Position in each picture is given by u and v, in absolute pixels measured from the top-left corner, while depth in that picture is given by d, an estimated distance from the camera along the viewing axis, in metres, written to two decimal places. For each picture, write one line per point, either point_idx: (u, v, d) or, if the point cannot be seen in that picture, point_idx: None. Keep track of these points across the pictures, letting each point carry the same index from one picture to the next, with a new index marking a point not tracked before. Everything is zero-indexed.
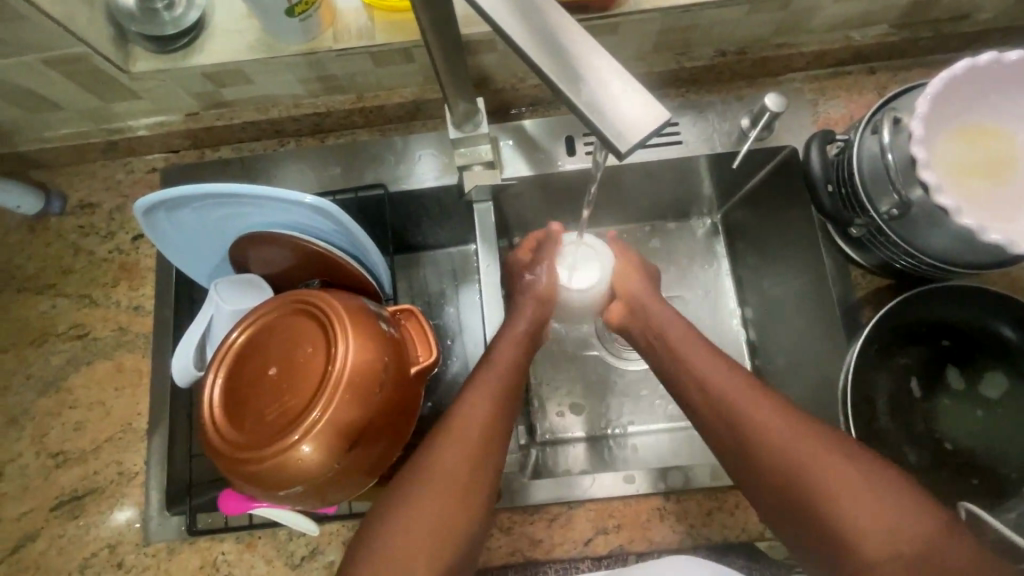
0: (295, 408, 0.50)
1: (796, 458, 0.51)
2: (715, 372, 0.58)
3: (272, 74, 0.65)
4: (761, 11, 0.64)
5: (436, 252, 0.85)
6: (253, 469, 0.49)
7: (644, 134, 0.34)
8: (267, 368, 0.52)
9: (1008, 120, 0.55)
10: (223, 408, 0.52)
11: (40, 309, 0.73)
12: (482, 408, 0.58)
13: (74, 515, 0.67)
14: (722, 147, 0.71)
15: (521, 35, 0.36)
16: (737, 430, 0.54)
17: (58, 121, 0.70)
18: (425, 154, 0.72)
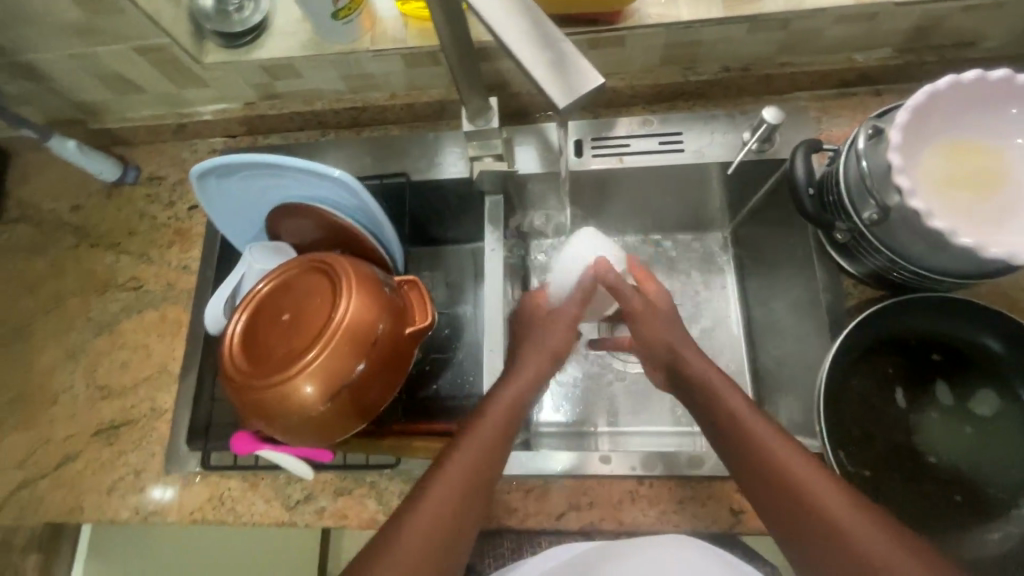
0: (298, 354, 0.56)
1: (812, 488, 0.52)
2: (721, 388, 0.61)
3: (317, 71, 0.75)
4: (763, 30, 0.68)
5: (453, 248, 0.92)
6: (258, 396, 0.56)
7: (581, 95, 0.40)
8: (281, 316, 0.60)
9: (991, 133, 0.56)
10: (239, 343, 0.60)
11: (105, 263, 0.84)
12: (472, 454, 0.57)
13: (110, 441, 0.75)
14: (720, 156, 0.75)
15: (494, 14, 0.42)
16: (743, 449, 0.57)
17: (139, 103, 0.82)
18: (451, 150, 0.79)
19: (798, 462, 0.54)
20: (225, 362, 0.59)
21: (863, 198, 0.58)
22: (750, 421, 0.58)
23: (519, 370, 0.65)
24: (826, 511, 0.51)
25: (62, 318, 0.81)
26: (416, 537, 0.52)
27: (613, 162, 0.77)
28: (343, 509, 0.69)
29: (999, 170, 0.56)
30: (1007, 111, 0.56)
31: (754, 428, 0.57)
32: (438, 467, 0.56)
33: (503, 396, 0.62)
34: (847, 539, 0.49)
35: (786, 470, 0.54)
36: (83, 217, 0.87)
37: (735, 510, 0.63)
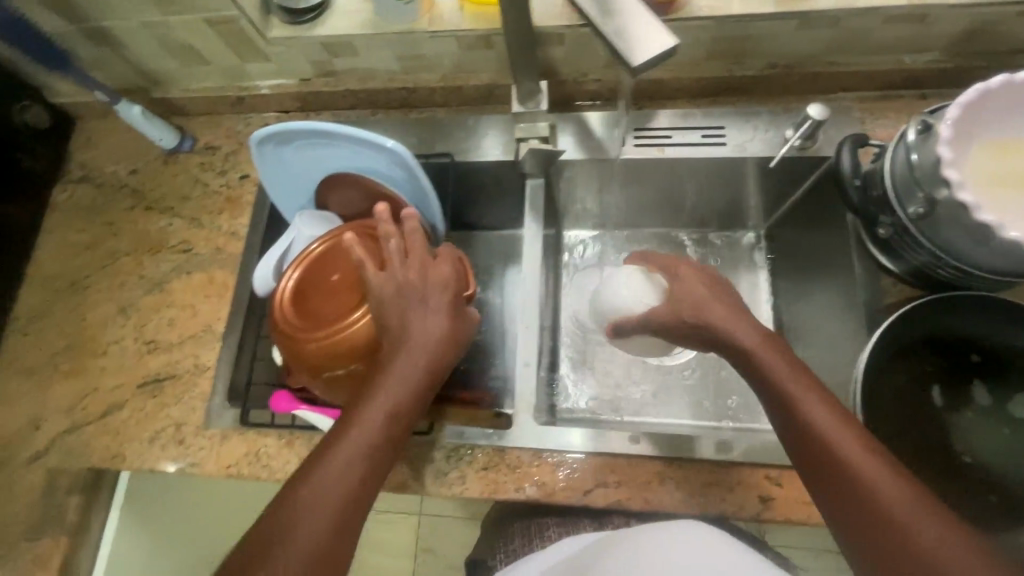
0: (348, 311, 0.60)
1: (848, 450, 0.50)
2: (792, 384, 0.55)
3: (374, 49, 0.78)
4: (813, 27, 0.69)
5: (487, 234, 0.94)
6: (305, 347, 0.59)
7: (652, 56, 0.49)
8: (335, 279, 0.63)
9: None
10: (290, 297, 0.62)
11: (159, 225, 0.88)
12: (377, 414, 0.53)
13: (154, 393, 0.78)
14: (762, 151, 0.77)
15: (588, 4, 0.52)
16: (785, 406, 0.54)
17: (201, 75, 0.86)
18: (492, 134, 0.82)
19: (872, 467, 0.49)
20: (274, 313, 0.62)
21: (911, 192, 0.58)
22: (793, 386, 0.55)
23: (424, 325, 0.56)
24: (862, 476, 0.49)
25: (116, 275, 0.86)
26: (317, 496, 0.49)
27: (655, 152, 0.78)
28: None
29: None
30: None
31: (825, 427, 0.52)
32: (348, 427, 0.52)
33: (406, 355, 0.55)
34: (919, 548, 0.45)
35: (858, 475, 0.49)
36: (140, 181, 0.91)
37: (763, 498, 0.63)
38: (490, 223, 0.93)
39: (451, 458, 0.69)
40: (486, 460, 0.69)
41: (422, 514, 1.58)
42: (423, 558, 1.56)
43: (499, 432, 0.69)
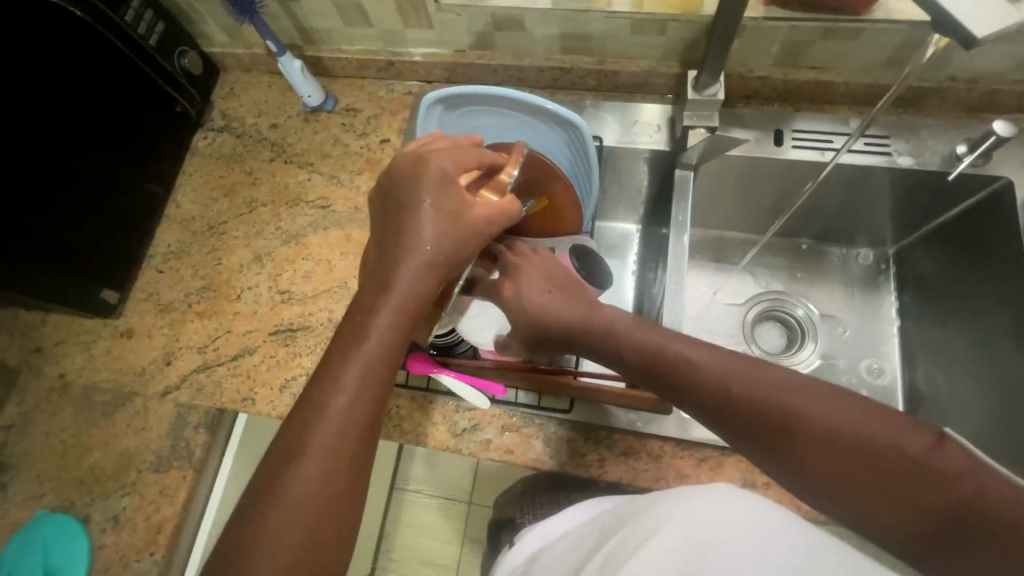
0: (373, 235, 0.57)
1: (807, 413, 0.47)
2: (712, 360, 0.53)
3: (543, 26, 0.78)
4: (1012, 42, 0.67)
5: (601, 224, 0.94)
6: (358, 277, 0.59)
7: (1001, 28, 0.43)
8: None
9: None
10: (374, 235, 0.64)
11: (297, 179, 0.89)
12: (376, 334, 0.49)
13: (286, 342, 0.79)
14: (929, 166, 0.75)
15: None
16: (718, 402, 0.51)
17: (358, 37, 0.87)
18: (606, 119, 0.83)
19: (816, 404, 0.47)
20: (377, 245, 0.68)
21: None
22: (705, 372, 0.52)
23: (412, 236, 0.51)
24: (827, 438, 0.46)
25: (253, 223, 0.87)
26: (315, 456, 0.45)
27: (814, 156, 0.77)
28: (509, 445, 0.70)
29: None
30: None
31: (751, 390, 0.50)
32: (325, 381, 0.48)
33: (404, 268, 0.51)
34: (881, 472, 0.44)
35: (803, 420, 0.47)
36: (280, 135, 0.92)
37: None
38: (611, 214, 0.92)
39: (591, 440, 0.69)
40: (626, 446, 0.68)
41: (471, 503, 1.57)
42: (469, 546, 1.54)
43: (644, 419, 0.69)
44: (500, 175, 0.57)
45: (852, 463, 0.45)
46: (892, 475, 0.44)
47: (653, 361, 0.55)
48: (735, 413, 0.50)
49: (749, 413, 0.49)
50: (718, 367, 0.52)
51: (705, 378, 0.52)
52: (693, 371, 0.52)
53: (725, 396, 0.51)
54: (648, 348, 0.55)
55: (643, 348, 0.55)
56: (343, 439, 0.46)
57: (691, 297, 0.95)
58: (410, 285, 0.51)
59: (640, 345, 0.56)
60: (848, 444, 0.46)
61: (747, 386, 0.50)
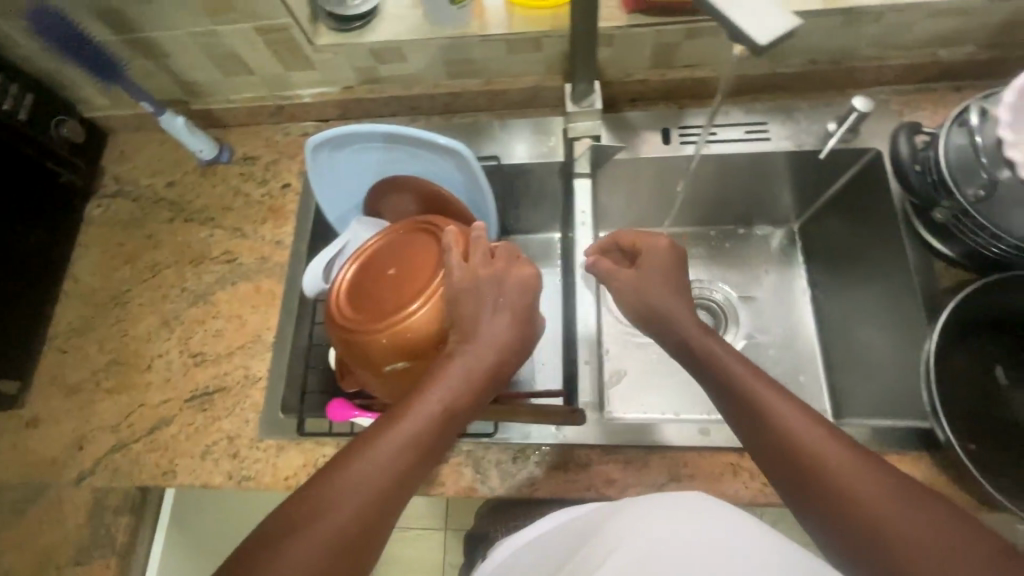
0: (405, 303, 0.60)
1: (832, 456, 0.49)
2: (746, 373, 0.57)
3: (422, 55, 0.78)
4: (855, 24, 0.71)
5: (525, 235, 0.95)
6: (369, 339, 0.59)
7: (780, 35, 0.50)
8: (387, 270, 0.63)
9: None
10: (345, 293, 0.63)
11: (200, 236, 0.86)
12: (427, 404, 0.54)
13: (203, 407, 0.77)
14: (808, 144, 0.79)
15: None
16: (758, 420, 0.54)
17: (243, 85, 0.86)
18: (515, 139, 0.83)
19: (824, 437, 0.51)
20: (329, 303, 0.63)
21: (970, 175, 0.60)
22: (757, 388, 0.55)
23: (485, 326, 0.57)
24: (846, 480, 0.48)
25: (158, 288, 0.84)
26: (339, 521, 0.47)
27: (699, 148, 0.80)
28: (440, 477, 0.69)
29: None
30: None
31: (792, 414, 0.53)
32: (370, 445, 0.51)
33: (468, 350, 0.57)
34: (866, 508, 0.46)
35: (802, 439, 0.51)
36: (178, 193, 0.90)
37: None
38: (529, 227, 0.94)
39: (520, 459, 0.69)
40: (554, 460, 0.68)
41: (447, 528, 1.54)
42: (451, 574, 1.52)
43: (570, 430, 0.69)
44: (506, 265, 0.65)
45: (844, 495, 0.47)
46: (880, 514, 0.46)
47: (715, 376, 0.59)
48: (771, 435, 0.53)
49: (783, 433, 0.52)
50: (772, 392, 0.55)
51: (757, 393, 0.55)
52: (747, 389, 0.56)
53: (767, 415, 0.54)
54: (714, 365, 0.59)
55: (710, 364, 0.59)
56: (368, 510, 0.49)
57: None
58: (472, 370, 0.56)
59: (708, 359, 0.60)
60: (841, 470, 0.48)
61: (795, 415, 0.53)
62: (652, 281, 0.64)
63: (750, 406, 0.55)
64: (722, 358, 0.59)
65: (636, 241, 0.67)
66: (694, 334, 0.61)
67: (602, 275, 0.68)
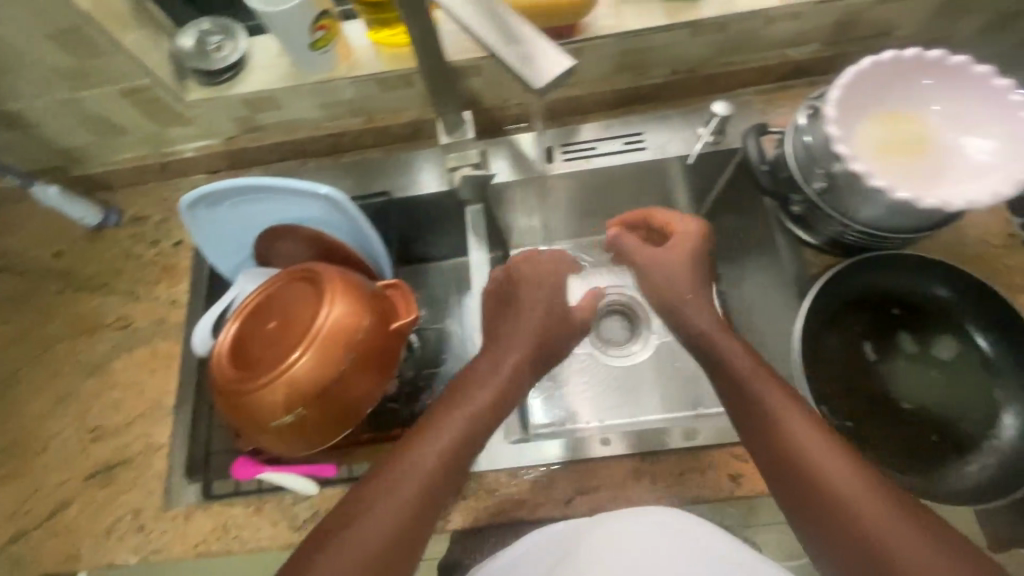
0: (285, 354, 0.58)
1: (832, 467, 0.51)
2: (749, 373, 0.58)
3: (297, 101, 0.79)
4: (703, 35, 0.75)
5: (441, 263, 0.97)
6: (252, 397, 0.57)
7: (554, 74, 0.45)
8: (268, 323, 0.61)
9: (992, 115, 0.60)
10: (229, 353, 0.61)
11: (92, 305, 0.84)
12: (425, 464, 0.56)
13: (105, 482, 0.74)
14: (678, 150, 0.81)
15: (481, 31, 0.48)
16: (757, 425, 0.56)
17: (121, 146, 0.84)
18: (425, 168, 0.84)
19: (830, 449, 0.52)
20: (212, 368, 0.61)
21: (812, 171, 0.64)
22: (767, 393, 0.56)
23: (505, 366, 0.63)
24: (840, 489, 0.50)
25: (51, 363, 0.81)
26: None
27: (581, 164, 0.82)
28: None
29: (937, 137, 0.62)
30: (960, 89, 0.62)
31: (806, 424, 0.54)
32: (379, 503, 0.54)
33: (473, 390, 0.61)
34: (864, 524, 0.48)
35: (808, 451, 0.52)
36: (67, 262, 0.87)
37: (734, 476, 0.66)
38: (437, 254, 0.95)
39: None
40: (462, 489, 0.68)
41: None
42: None
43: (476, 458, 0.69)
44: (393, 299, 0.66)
45: (844, 503, 0.50)
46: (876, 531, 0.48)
47: (726, 380, 0.59)
48: (774, 443, 0.54)
49: (780, 441, 0.54)
50: (783, 400, 0.56)
51: (769, 399, 0.56)
52: (764, 396, 0.56)
53: (773, 423, 0.55)
54: (729, 369, 0.59)
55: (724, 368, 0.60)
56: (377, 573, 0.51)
57: None
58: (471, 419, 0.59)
59: (730, 366, 0.59)
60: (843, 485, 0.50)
61: (804, 423, 0.54)
62: (670, 266, 0.68)
63: (762, 414, 0.56)
64: (734, 358, 0.60)
65: (667, 219, 0.71)
66: (714, 335, 0.62)
67: (627, 249, 0.73)
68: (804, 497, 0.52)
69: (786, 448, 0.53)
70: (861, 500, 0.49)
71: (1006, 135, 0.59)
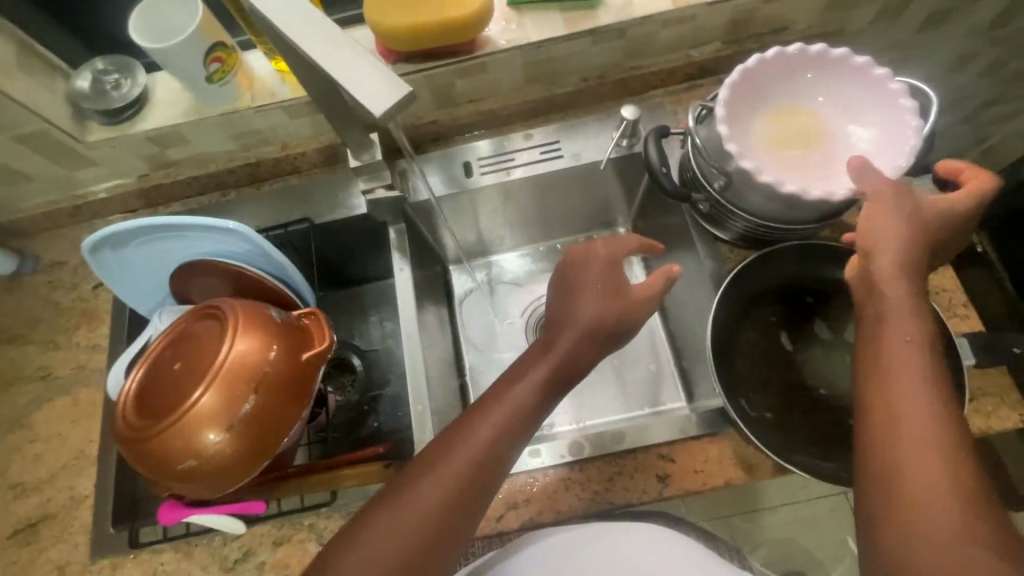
0: (188, 394, 0.57)
1: (922, 451, 0.45)
2: (901, 307, 0.50)
3: (205, 134, 0.78)
4: (604, 42, 0.76)
5: (377, 283, 0.98)
6: (155, 442, 0.56)
7: (393, 105, 0.42)
8: (173, 364, 0.60)
9: (873, 103, 0.62)
10: (134, 398, 0.59)
11: (10, 357, 0.81)
12: (467, 451, 0.53)
13: (28, 541, 0.71)
14: (592, 156, 0.82)
15: (320, 57, 0.45)
16: (880, 386, 0.48)
17: (29, 192, 0.82)
18: (354, 189, 0.83)
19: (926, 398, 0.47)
20: (117, 417, 0.60)
21: (711, 170, 0.65)
22: (897, 356, 0.48)
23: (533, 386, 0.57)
24: (923, 475, 0.44)
25: None
26: None
27: (499, 177, 0.83)
28: (283, 559, 0.67)
29: (826, 128, 0.64)
30: (845, 81, 0.63)
31: (917, 395, 0.47)
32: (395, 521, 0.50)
33: (521, 402, 0.56)
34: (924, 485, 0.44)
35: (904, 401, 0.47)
36: None
37: (662, 477, 0.66)
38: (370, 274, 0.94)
39: None
40: None
41: None
42: None
43: None
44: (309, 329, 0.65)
45: (920, 488, 0.44)
46: (939, 497, 0.43)
47: (874, 330, 0.51)
48: (882, 409, 0.47)
49: (886, 408, 0.47)
50: (916, 369, 0.48)
51: (901, 363, 0.48)
52: (893, 358, 0.48)
53: (886, 388, 0.48)
54: (881, 324, 0.50)
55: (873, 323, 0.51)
56: None
57: (473, 322, 0.97)
58: (506, 437, 0.54)
59: (891, 325, 0.50)
60: (920, 435, 0.45)
61: (924, 397, 0.46)
62: (889, 208, 0.54)
63: (883, 375, 0.48)
64: (891, 311, 0.50)
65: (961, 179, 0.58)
66: (890, 282, 0.51)
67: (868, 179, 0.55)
68: (880, 470, 0.46)
69: (881, 416, 0.47)
70: (939, 495, 0.43)
71: (887, 120, 0.61)
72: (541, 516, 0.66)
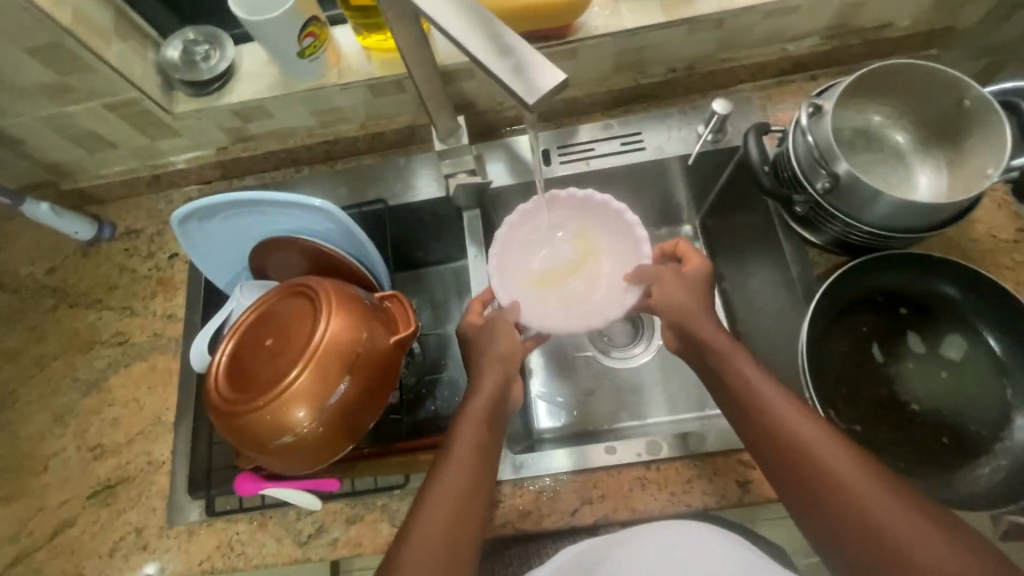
0: (283, 372, 0.57)
1: (830, 469, 0.49)
2: (731, 353, 0.59)
3: (288, 109, 0.77)
4: (700, 31, 0.74)
5: (439, 268, 0.96)
6: (251, 418, 0.56)
7: (549, 89, 0.38)
8: (264, 340, 0.60)
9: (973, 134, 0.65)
10: (224, 372, 0.60)
11: (87, 321, 0.83)
12: (459, 448, 0.56)
13: (107, 502, 0.73)
14: (680, 149, 0.79)
15: (464, 35, 0.41)
16: (754, 420, 0.55)
17: (111, 159, 0.82)
18: (422, 172, 0.82)
19: (800, 419, 0.53)
20: (208, 390, 0.60)
21: (814, 170, 0.63)
22: (756, 388, 0.56)
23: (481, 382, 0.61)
24: (841, 487, 0.48)
25: (48, 382, 0.80)
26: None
27: (580, 166, 0.80)
28: (356, 537, 0.68)
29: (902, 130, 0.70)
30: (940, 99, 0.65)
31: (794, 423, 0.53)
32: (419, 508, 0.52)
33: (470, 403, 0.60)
34: (861, 501, 0.47)
35: (785, 428, 0.53)
36: (61, 278, 0.85)
37: (742, 482, 0.65)
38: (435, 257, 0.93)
39: None
40: None
41: None
42: None
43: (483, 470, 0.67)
44: (395, 313, 0.65)
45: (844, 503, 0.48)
46: (859, 494, 0.47)
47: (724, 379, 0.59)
48: (780, 446, 0.53)
49: (783, 445, 0.52)
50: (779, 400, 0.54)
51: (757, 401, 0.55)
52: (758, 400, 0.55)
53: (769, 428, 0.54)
54: (732, 376, 0.58)
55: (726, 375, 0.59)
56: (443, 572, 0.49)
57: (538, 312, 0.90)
58: (476, 430, 0.57)
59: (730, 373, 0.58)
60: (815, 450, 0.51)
61: (796, 420, 0.53)
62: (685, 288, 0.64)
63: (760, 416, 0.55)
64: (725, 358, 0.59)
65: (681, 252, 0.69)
66: (711, 337, 0.60)
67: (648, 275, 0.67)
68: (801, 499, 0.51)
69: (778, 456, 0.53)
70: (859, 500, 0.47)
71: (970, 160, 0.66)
72: (615, 514, 0.65)
